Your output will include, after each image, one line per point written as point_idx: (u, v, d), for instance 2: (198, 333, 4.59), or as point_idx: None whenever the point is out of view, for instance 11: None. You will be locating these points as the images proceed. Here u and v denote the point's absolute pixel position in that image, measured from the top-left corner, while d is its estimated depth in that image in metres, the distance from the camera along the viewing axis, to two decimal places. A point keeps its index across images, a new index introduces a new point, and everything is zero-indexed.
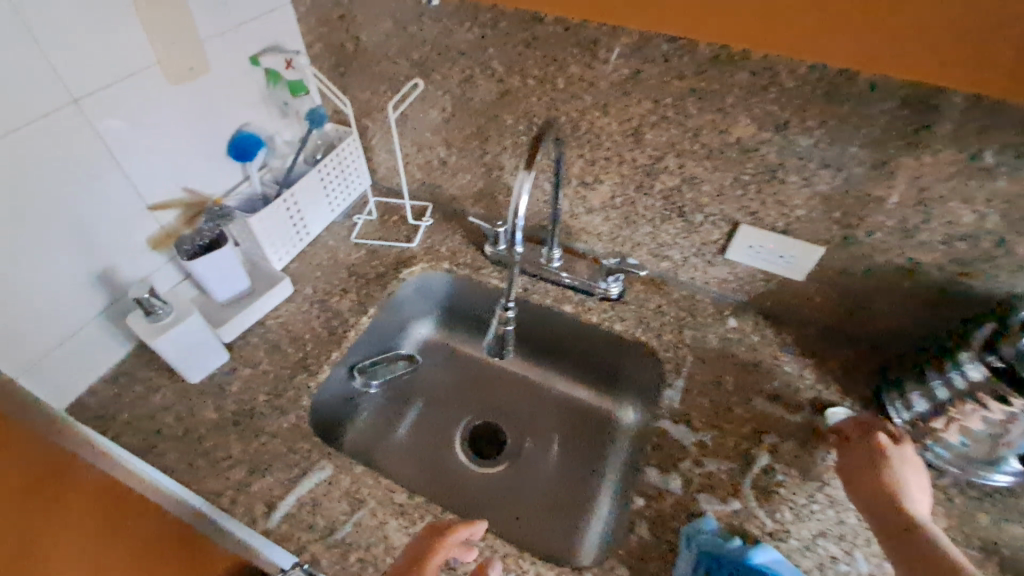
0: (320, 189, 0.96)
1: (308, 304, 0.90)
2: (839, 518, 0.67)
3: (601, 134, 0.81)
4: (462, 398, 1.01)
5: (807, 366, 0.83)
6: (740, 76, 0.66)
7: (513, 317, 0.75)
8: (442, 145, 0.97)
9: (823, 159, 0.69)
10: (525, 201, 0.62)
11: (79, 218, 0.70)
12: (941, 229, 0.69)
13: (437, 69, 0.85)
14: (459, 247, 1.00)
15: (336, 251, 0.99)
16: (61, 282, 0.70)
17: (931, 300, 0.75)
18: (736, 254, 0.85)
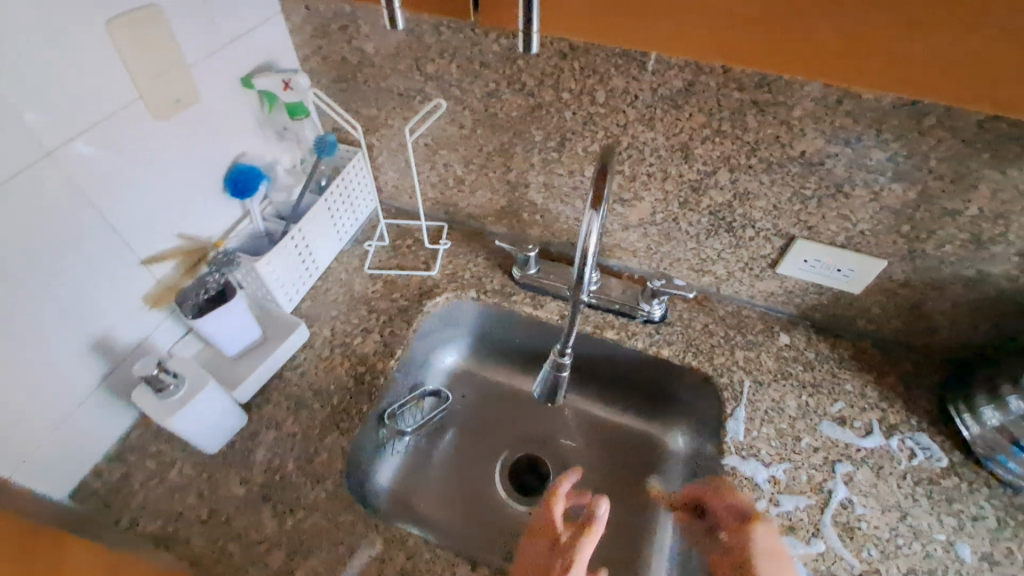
0: (328, 218, 0.87)
1: (329, 350, 0.82)
2: (927, 551, 0.64)
3: (645, 150, 0.74)
4: (496, 430, 0.94)
5: (866, 382, 0.79)
6: (811, 88, 0.60)
7: (570, 362, 0.70)
8: (459, 163, 0.88)
9: (897, 172, 0.64)
10: (596, 242, 0.57)
11: (64, 287, 0.60)
12: (1019, 241, 0.65)
13: (456, 83, 0.77)
14: (483, 271, 0.92)
15: (350, 284, 0.90)
16: (52, 361, 0.61)
17: (999, 311, 0.72)
18: (789, 269, 0.80)
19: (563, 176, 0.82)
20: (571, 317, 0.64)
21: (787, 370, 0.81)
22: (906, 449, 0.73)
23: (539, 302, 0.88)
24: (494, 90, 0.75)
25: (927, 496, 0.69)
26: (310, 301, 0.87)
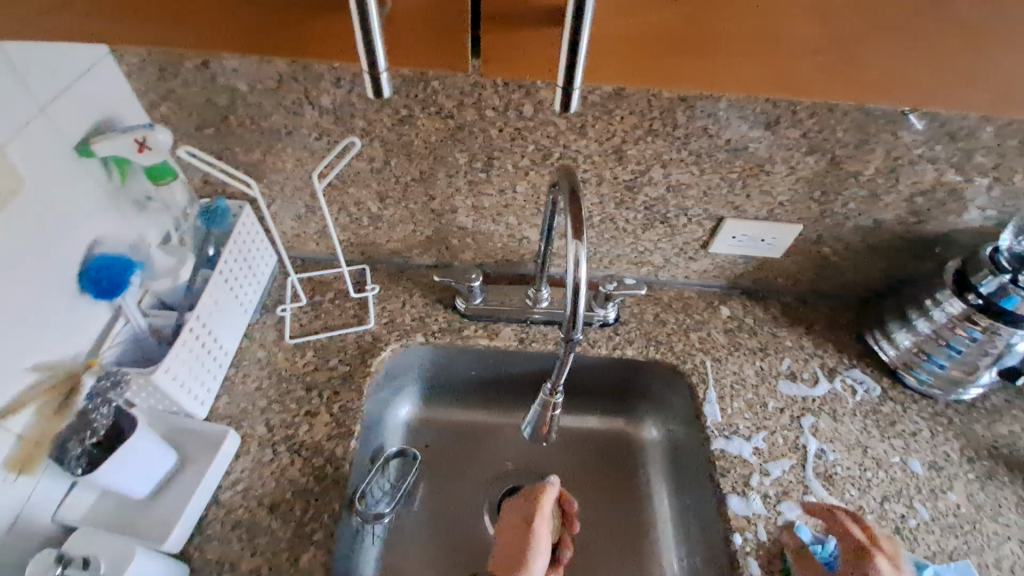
0: (227, 293, 0.72)
1: (268, 449, 0.68)
2: (891, 475, 0.72)
3: (578, 157, 0.71)
4: (471, 470, 0.86)
5: (802, 335, 0.86)
6: None
7: (561, 397, 0.66)
8: (374, 199, 0.78)
9: (809, 146, 0.69)
10: (587, 274, 0.52)
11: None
12: (907, 190, 0.73)
13: (363, 114, 0.67)
14: (424, 310, 0.84)
15: (273, 362, 0.76)
16: None
17: (893, 250, 0.82)
18: (720, 247, 0.83)
19: (493, 195, 0.77)
20: (562, 355, 0.61)
21: (737, 341, 0.85)
22: (849, 387, 0.81)
23: (493, 330, 0.83)
24: (405, 116, 0.68)
25: (875, 425, 0.77)
26: (230, 395, 0.72)
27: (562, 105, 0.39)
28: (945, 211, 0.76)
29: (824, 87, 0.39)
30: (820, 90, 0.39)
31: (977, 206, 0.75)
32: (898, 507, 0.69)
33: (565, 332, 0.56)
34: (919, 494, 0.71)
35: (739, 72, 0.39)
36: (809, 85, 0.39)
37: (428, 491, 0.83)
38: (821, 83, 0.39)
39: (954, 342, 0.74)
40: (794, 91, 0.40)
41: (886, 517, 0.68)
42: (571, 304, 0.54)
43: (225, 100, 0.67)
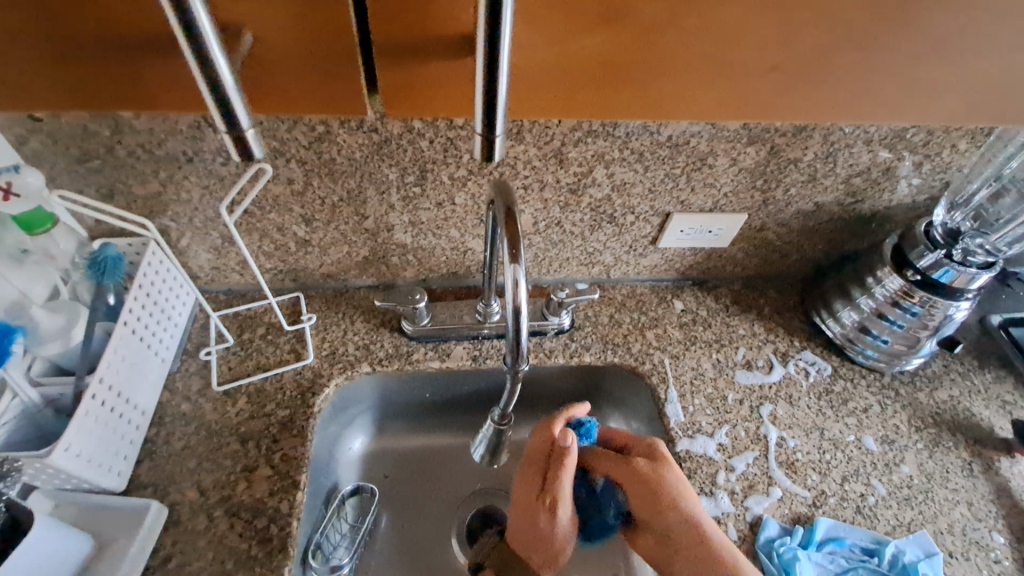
0: (135, 346, 0.63)
1: (199, 517, 0.61)
2: (848, 456, 0.73)
3: (517, 163, 0.67)
4: (435, 497, 0.82)
5: (753, 322, 0.86)
6: None
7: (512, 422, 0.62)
8: (299, 223, 0.71)
9: (749, 137, 0.68)
10: (526, 297, 0.48)
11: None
12: (844, 172, 0.74)
13: (274, 133, 0.60)
14: (368, 336, 0.78)
15: (199, 416, 0.68)
16: None
17: (833, 231, 0.83)
18: (669, 242, 0.82)
19: (431, 209, 0.72)
20: (507, 384, 0.57)
21: (693, 335, 0.83)
22: (802, 369, 0.81)
23: (444, 350, 0.78)
24: (324, 132, 0.61)
25: (830, 406, 0.77)
26: (151, 459, 0.64)
27: (483, 155, 0.44)
28: (879, 190, 0.77)
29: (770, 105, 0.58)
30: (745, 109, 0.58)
31: (909, 180, 0.76)
32: (857, 486, 0.70)
33: (510, 359, 0.52)
34: (875, 471, 0.72)
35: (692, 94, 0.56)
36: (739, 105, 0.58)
37: (391, 524, 0.78)
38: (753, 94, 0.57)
39: (895, 318, 0.76)
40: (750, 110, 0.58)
41: (847, 497, 0.69)
42: (512, 330, 0.50)
43: (109, 130, 0.58)
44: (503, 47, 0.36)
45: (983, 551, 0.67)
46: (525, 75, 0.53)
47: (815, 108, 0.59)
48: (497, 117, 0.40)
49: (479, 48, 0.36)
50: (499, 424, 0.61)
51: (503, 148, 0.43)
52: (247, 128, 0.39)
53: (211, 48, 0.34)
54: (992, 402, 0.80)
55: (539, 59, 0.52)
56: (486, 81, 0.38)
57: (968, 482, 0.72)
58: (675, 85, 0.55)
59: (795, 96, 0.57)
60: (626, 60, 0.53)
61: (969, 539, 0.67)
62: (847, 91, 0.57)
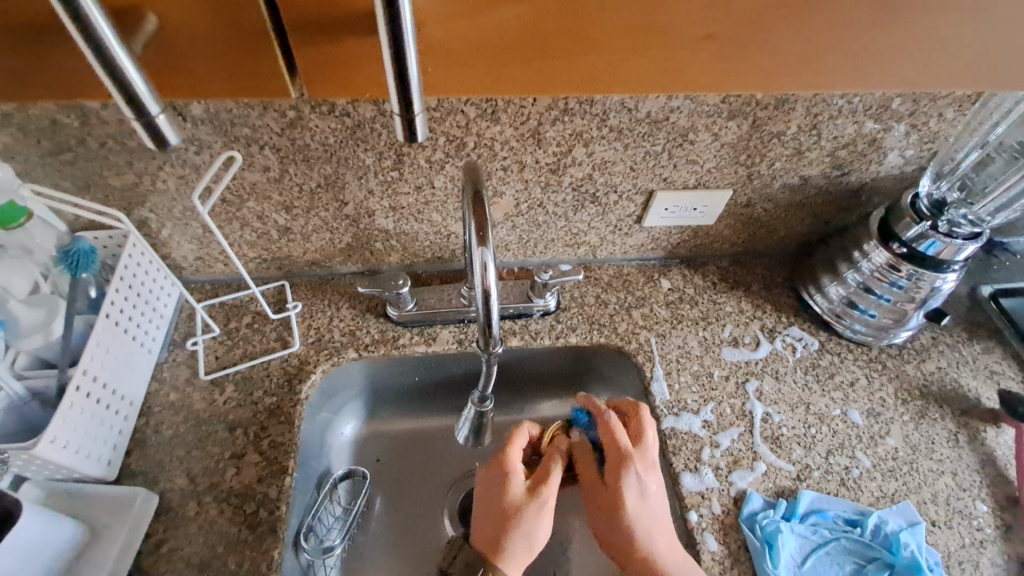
0: (119, 338, 0.64)
1: (190, 503, 0.62)
2: (833, 429, 0.73)
3: (495, 144, 0.66)
4: (427, 480, 0.83)
5: (741, 299, 0.85)
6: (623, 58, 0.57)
7: (492, 404, 0.63)
8: (279, 210, 0.71)
9: (730, 111, 0.66)
10: (495, 279, 0.48)
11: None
12: (828, 144, 0.73)
13: (245, 121, 0.60)
14: (354, 322, 0.78)
15: (187, 405, 0.69)
16: None
17: (820, 205, 0.82)
18: (653, 220, 0.81)
19: (411, 193, 0.71)
20: (483, 368, 0.58)
21: (679, 313, 0.83)
22: (788, 345, 0.81)
23: (430, 335, 0.78)
24: (296, 117, 0.60)
25: (816, 380, 0.77)
26: (141, 448, 0.66)
27: (407, 135, 0.45)
28: (866, 161, 0.76)
29: (714, 76, 0.58)
30: (694, 79, 0.58)
31: (898, 150, 0.74)
32: (842, 459, 0.71)
33: (483, 341, 0.52)
34: (860, 443, 0.72)
35: (638, 67, 0.56)
36: (690, 77, 0.58)
37: (384, 506, 0.80)
38: (701, 61, 0.57)
39: (881, 290, 0.76)
40: (696, 79, 0.58)
41: (831, 470, 0.70)
42: (481, 312, 0.50)
43: (77, 122, 0.58)
44: (409, 38, 0.38)
45: (967, 519, 0.67)
46: (444, 55, 0.53)
47: (755, 80, 0.59)
48: (414, 96, 0.42)
49: (386, 47, 0.38)
50: (480, 406, 0.61)
51: (425, 127, 0.44)
52: (156, 113, 0.39)
53: (105, 37, 0.34)
54: (980, 372, 0.79)
55: (458, 36, 0.51)
56: (393, 69, 0.39)
57: (953, 453, 0.72)
58: (610, 59, 0.55)
59: (732, 68, 0.58)
60: (551, 40, 0.53)
61: (952, 509, 0.68)
62: (802, 60, 0.58)
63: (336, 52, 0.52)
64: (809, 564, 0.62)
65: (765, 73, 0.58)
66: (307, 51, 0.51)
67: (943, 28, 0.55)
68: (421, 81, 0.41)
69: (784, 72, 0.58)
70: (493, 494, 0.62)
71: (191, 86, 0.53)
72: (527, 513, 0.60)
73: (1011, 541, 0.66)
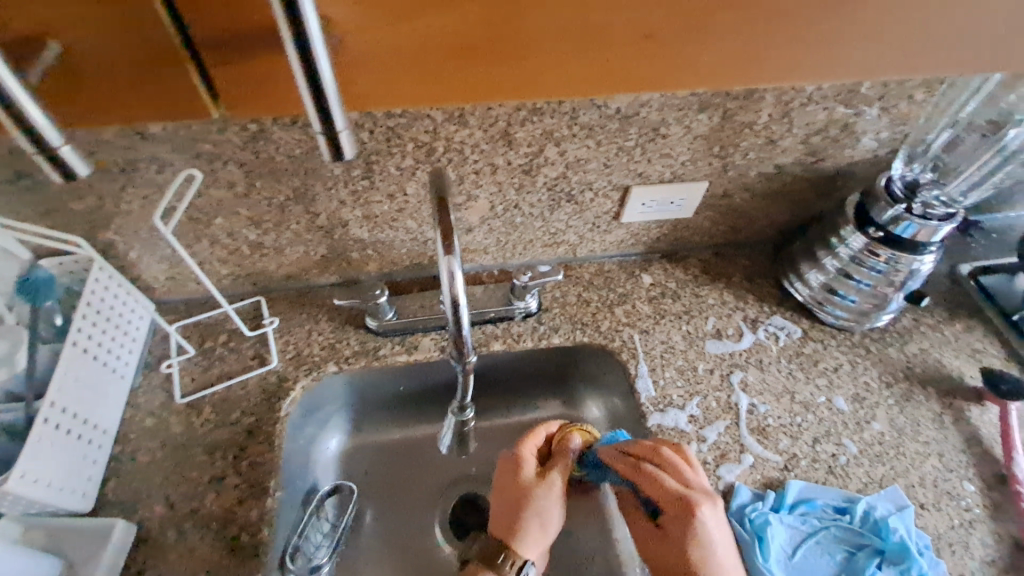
0: (89, 366, 0.62)
1: (171, 529, 0.61)
2: (819, 417, 0.73)
3: (464, 148, 0.65)
4: (417, 489, 0.82)
5: (723, 290, 0.85)
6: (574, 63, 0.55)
7: (472, 413, 0.62)
8: (248, 225, 0.70)
9: (700, 103, 0.66)
10: (464, 288, 0.47)
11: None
12: (801, 132, 0.72)
13: (204, 136, 0.58)
14: (333, 335, 0.77)
15: (165, 429, 0.68)
16: None
17: (796, 193, 0.82)
18: (631, 216, 0.80)
19: (382, 202, 0.70)
20: (460, 379, 0.57)
21: (662, 308, 0.83)
22: (772, 334, 0.80)
23: (411, 344, 0.77)
24: (257, 130, 0.59)
25: (800, 368, 0.77)
26: (118, 476, 0.64)
27: (334, 154, 0.44)
28: (840, 147, 0.76)
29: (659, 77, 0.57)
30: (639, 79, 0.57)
31: (871, 134, 0.74)
32: (829, 446, 0.70)
33: (455, 351, 0.52)
34: (846, 430, 0.72)
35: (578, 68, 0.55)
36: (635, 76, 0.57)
37: (374, 519, 0.78)
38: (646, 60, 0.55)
39: (860, 276, 0.75)
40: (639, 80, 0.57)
41: (819, 458, 0.70)
42: (451, 322, 0.49)
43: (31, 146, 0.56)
44: (318, 45, 0.36)
45: (955, 500, 0.68)
46: (373, 62, 0.51)
47: (698, 73, 0.58)
48: (334, 109, 0.40)
49: (295, 63, 0.37)
50: (460, 416, 0.61)
51: (354, 144, 0.43)
52: (60, 144, 0.38)
53: None
54: (962, 352, 0.80)
55: (385, 42, 0.50)
56: (307, 84, 0.38)
57: (939, 434, 0.72)
58: (547, 56, 0.53)
59: (680, 64, 0.56)
60: (481, 42, 0.51)
61: (940, 491, 0.68)
62: (752, 48, 0.56)
63: (276, 63, 0.50)
64: (800, 555, 0.62)
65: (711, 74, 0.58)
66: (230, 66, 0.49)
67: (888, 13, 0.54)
68: (339, 94, 0.39)
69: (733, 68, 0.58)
70: (505, 484, 0.62)
71: (119, 107, 0.51)
72: (538, 492, 0.60)
73: (999, 519, 0.67)
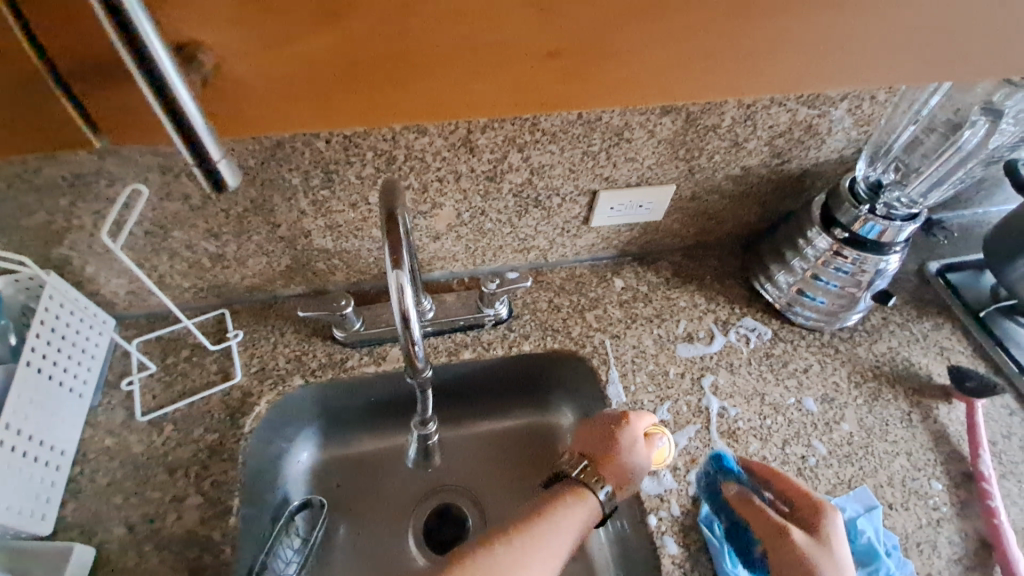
0: (45, 385, 0.61)
1: (131, 551, 0.59)
2: (789, 418, 0.73)
3: (425, 156, 0.64)
4: (390, 500, 0.81)
5: (694, 293, 0.85)
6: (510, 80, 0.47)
7: (435, 425, 0.61)
8: (207, 238, 0.68)
9: (662, 108, 0.65)
10: (414, 302, 0.46)
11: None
12: (765, 134, 0.72)
13: (153, 149, 0.57)
14: (299, 347, 0.76)
15: (125, 447, 0.66)
16: None
17: (765, 194, 0.82)
18: (600, 220, 0.80)
19: (345, 211, 0.69)
20: (418, 392, 0.56)
21: (633, 312, 0.82)
22: (742, 336, 0.80)
23: (379, 354, 0.76)
24: None
25: (771, 370, 0.77)
26: (77, 498, 0.63)
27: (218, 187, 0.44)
28: (805, 148, 0.76)
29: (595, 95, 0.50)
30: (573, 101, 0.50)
31: (835, 135, 0.74)
32: (799, 448, 0.71)
33: (407, 367, 0.51)
34: (816, 430, 0.72)
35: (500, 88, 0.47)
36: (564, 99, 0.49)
37: (346, 532, 0.77)
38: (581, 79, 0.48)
39: (827, 277, 0.76)
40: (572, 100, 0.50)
41: (789, 460, 0.70)
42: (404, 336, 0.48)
43: None
44: (161, 56, 0.36)
45: (923, 499, 0.68)
46: (242, 99, 0.43)
47: (637, 92, 0.50)
48: (207, 141, 0.40)
49: (140, 83, 0.36)
50: (422, 429, 0.60)
51: (234, 175, 0.43)
52: None
53: None
54: (930, 349, 0.80)
55: (247, 76, 0.42)
56: (165, 112, 0.38)
57: (907, 432, 0.73)
58: (443, 82, 0.46)
59: (633, 80, 0.49)
60: (372, 60, 0.43)
61: (908, 490, 0.68)
62: (698, 57, 0.48)
63: None
64: None
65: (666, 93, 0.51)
66: None
67: (835, 23, 0.47)
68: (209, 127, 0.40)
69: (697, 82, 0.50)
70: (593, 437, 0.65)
71: None
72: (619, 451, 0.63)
73: (966, 517, 0.67)
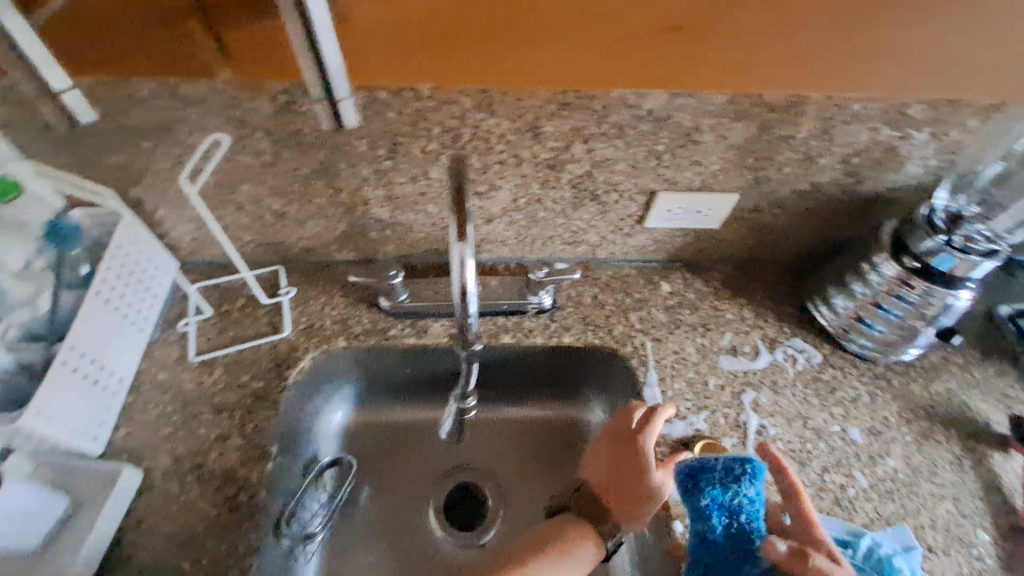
0: (111, 314, 0.64)
1: (173, 482, 0.62)
2: (831, 446, 0.70)
3: (491, 137, 0.65)
4: (415, 472, 0.82)
5: (743, 307, 0.83)
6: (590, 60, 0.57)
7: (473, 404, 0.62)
8: (273, 195, 0.71)
9: (737, 112, 0.63)
10: (474, 273, 0.46)
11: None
12: (840, 151, 0.70)
13: (235, 102, 0.59)
14: (346, 311, 0.78)
15: (176, 384, 0.70)
16: None
17: (830, 213, 0.79)
18: (655, 221, 0.79)
19: (405, 183, 0.70)
20: (463, 370, 0.58)
21: (678, 318, 0.81)
22: (789, 357, 0.78)
23: (421, 328, 0.77)
24: (287, 101, 0.59)
25: (816, 394, 0.75)
26: (128, 426, 0.66)
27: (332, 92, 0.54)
28: (882, 170, 0.72)
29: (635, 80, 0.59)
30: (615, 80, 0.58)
31: (916, 160, 0.71)
32: (838, 477, 0.68)
33: (459, 339, 0.52)
34: (859, 462, 0.69)
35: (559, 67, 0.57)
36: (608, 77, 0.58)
37: (370, 497, 0.79)
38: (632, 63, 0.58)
39: (890, 306, 0.72)
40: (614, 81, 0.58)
41: (826, 488, 0.67)
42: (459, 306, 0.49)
43: (71, 97, 0.58)
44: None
45: (966, 548, 0.64)
46: (365, 32, 0.55)
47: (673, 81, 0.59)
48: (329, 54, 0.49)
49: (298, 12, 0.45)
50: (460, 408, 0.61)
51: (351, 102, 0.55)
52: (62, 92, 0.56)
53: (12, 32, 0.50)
54: (992, 396, 0.76)
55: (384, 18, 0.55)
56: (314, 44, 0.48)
57: (957, 478, 0.69)
58: (521, 51, 0.56)
59: (675, 69, 0.58)
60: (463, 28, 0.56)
61: (952, 536, 0.65)
62: (750, 58, 0.59)
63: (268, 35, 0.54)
64: None
65: (700, 88, 0.60)
66: (233, 26, 0.54)
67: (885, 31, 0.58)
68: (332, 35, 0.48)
69: (734, 79, 0.59)
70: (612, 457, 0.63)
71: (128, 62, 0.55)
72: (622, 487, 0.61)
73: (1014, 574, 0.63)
